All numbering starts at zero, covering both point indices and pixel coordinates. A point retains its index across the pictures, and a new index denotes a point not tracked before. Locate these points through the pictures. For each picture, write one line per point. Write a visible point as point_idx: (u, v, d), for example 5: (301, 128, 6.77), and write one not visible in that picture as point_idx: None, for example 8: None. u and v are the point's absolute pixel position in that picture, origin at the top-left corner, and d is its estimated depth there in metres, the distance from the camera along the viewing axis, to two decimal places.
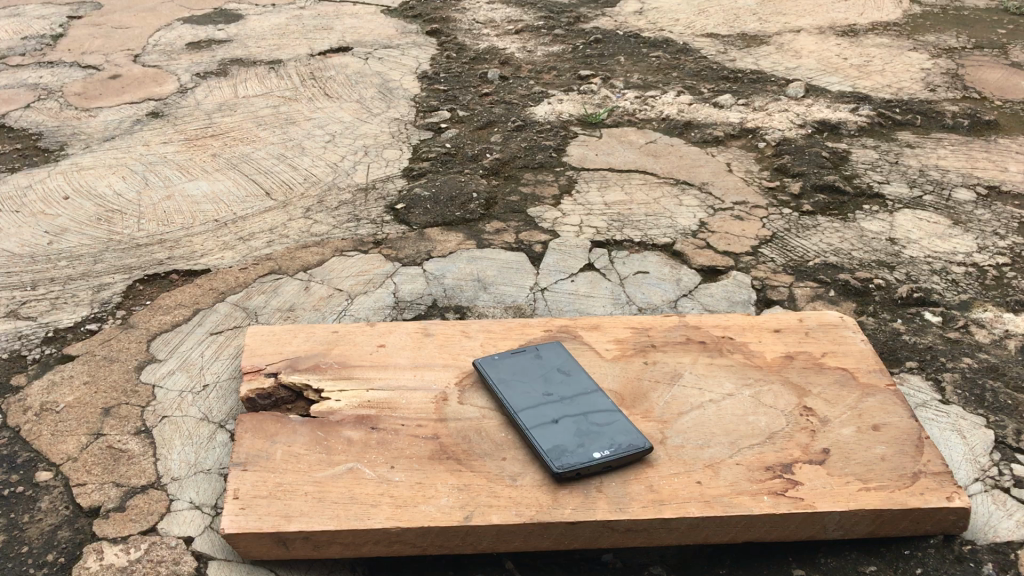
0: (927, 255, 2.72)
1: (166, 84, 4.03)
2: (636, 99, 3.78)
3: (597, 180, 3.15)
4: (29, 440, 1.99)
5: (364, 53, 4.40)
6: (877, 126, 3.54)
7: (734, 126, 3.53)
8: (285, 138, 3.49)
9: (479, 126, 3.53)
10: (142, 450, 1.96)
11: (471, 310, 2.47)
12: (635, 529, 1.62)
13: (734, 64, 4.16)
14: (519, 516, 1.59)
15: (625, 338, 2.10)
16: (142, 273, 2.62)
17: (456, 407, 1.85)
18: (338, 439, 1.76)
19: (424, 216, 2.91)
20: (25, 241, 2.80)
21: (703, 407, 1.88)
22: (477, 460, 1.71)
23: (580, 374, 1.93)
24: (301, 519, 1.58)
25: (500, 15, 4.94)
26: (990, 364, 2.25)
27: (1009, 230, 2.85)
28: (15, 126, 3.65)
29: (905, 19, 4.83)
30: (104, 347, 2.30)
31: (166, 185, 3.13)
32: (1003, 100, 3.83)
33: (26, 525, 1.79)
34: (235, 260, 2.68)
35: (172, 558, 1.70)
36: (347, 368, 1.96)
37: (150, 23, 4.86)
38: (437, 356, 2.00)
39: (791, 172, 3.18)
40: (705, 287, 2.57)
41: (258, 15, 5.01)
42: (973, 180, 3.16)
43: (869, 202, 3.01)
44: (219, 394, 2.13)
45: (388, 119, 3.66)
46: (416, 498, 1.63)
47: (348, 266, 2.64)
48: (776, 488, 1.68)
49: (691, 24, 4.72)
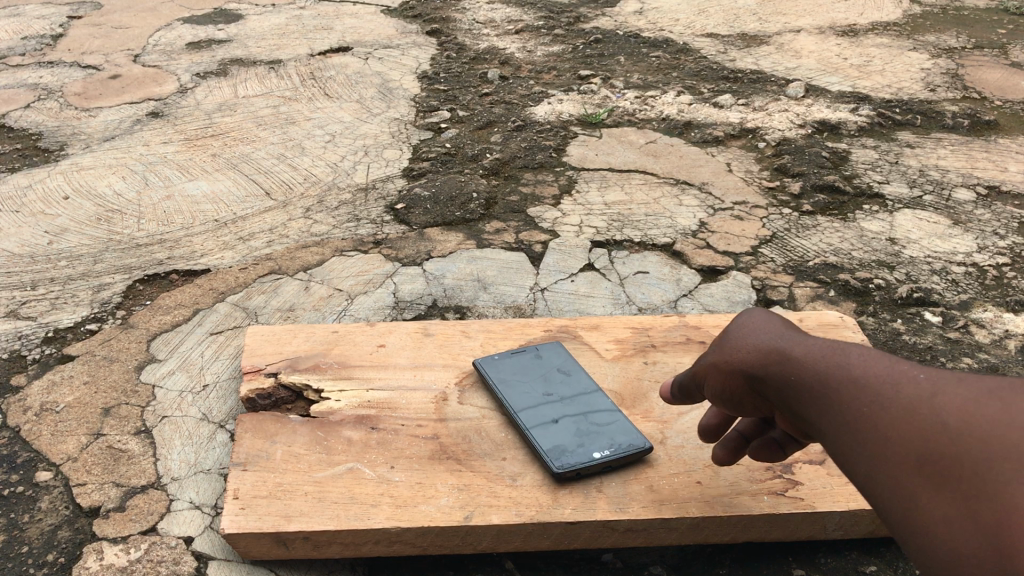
0: (927, 255, 2.72)
1: (166, 84, 4.03)
2: (636, 99, 3.78)
3: (597, 180, 3.15)
4: (28, 440, 1.99)
5: (364, 53, 4.40)
6: (877, 126, 3.54)
7: (733, 126, 3.53)
8: (285, 138, 3.49)
9: (479, 126, 3.53)
10: (142, 450, 1.96)
11: (472, 310, 2.47)
12: (635, 529, 1.63)
13: (734, 64, 4.16)
14: (519, 516, 1.59)
15: (625, 338, 2.10)
16: (143, 273, 2.62)
17: (456, 407, 1.85)
18: (338, 439, 1.76)
19: (424, 216, 2.91)
20: (26, 241, 2.80)
21: (703, 407, 1.88)
22: (477, 460, 1.71)
23: (580, 373, 1.93)
24: (302, 519, 1.58)
25: (501, 15, 4.94)
26: (990, 364, 2.26)
27: (1009, 231, 2.85)
28: (15, 126, 3.64)
29: (906, 19, 4.83)
30: (104, 347, 2.29)
31: (166, 185, 3.13)
32: (1003, 100, 3.83)
33: (26, 525, 1.79)
34: (235, 260, 2.68)
35: (172, 558, 1.70)
36: (347, 368, 1.96)
37: (150, 23, 4.85)
38: (438, 356, 2.00)
39: (790, 172, 3.18)
40: (705, 287, 2.57)
41: (259, 15, 5.00)
42: (973, 180, 3.16)
43: (869, 202, 3.01)
44: (219, 394, 2.13)
45: (388, 119, 3.66)
46: (416, 498, 1.63)
47: (348, 266, 2.64)
48: (776, 488, 1.68)
49: (692, 24, 4.72)
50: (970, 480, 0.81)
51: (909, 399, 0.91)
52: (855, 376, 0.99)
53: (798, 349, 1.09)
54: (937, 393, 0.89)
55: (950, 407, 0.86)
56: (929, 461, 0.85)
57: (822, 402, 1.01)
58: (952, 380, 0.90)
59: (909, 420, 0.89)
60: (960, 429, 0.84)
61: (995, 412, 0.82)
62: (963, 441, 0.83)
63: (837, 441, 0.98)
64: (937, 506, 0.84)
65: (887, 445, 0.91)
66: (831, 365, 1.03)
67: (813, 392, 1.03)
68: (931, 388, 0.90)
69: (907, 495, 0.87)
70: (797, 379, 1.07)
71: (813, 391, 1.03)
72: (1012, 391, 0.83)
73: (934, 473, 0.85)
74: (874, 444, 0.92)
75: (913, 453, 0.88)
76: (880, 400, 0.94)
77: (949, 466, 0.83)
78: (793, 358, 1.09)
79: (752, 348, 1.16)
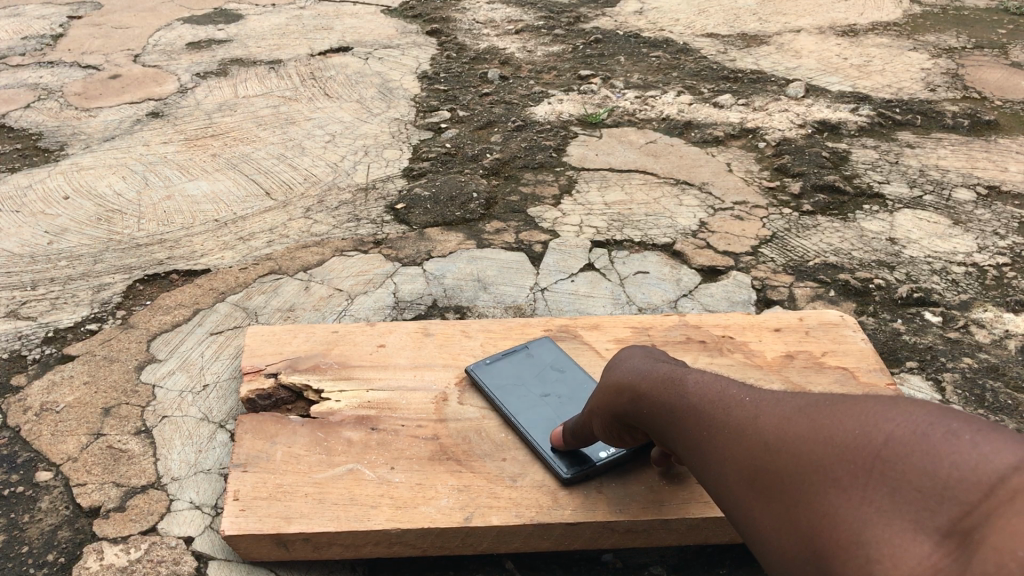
0: (927, 255, 2.72)
1: (166, 84, 4.02)
2: (636, 99, 3.78)
3: (597, 180, 3.15)
4: (28, 440, 1.99)
5: (364, 53, 4.40)
6: (877, 126, 3.54)
7: (733, 126, 3.53)
8: (285, 138, 3.49)
9: (479, 126, 3.53)
10: (142, 450, 1.96)
11: (472, 310, 2.47)
12: (635, 529, 1.63)
13: (734, 64, 4.16)
14: (519, 517, 1.60)
15: (625, 338, 2.10)
16: (143, 273, 2.62)
17: (456, 407, 1.85)
18: (338, 440, 1.76)
19: (424, 216, 2.91)
20: (26, 241, 2.80)
21: None
22: (477, 461, 1.72)
23: (573, 367, 1.93)
24: (302, 521, 1.58)
25: (501, 15, 4.93)
26: (990, 364, 2.26)
27: (1009, 231, 2.85)
28: (16, 126, 3.64)
29: (906, 19, 4.83)
30: (104, 347, 2.29)
31: (167, 185, 3.13)
32: (1003, 100, 3.83)
33: (26, 525, 1.79)
34: (235, 260, 2.68)
35: (172, 558, 1.70)
36: (347, 368, 1.96)
37: (150, 23, 4.85)
38: (437, 356, 2.00)
39: (790, 172, 3.18)
40: (705, 287, 2.57)
41: (259, 15, 5.00)
42: (973, 180, 3.16)
43: (869, 202, 3.01)
44: (219, 394, 2.13)
45: (388, 119, 3.66)
46: (416, 499, 1.63)
47: (348, 266, 2.64)
48: None
49: (692, 24, 4.72)
50: (789, 493, 0.91)
51: (742, 420, 1.02)
52: (701, 408, 1.11)
53: (655, 383, 1.22)
54: (761, 416, 1.00)
55: (769, 427, 0.98)
56: (758, 478, 0.96)
57: (680, 434, 1.13)
58: (773, 401, 1.01)
59: (741, 441, 1.00)
60: (778, 448, 0.95)
61: (803, 428, 0.93)
62: (779, 457, 0.94)
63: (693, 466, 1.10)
64: (770, 520, 0.94)
65: (725, 467, 1.02)
66: (683, 396, 1.15)
67: (671, 422, 1.16)
68: (755, 410, 1.02)
69: (749, 512, 0.98)
70: (655, 409, 1.20)
71: (670, 422, 1.16)
72: (818, 408, 0.94)
73: (764, 489, 0.95)
74: (717, 469, 1.04)
75: (744, 472, 0.98)
76: (718, 426, 1.06)
77: (772, 483, 0.94)
78: (653, 392, 1.21)
79: (622, 383, 1.30)
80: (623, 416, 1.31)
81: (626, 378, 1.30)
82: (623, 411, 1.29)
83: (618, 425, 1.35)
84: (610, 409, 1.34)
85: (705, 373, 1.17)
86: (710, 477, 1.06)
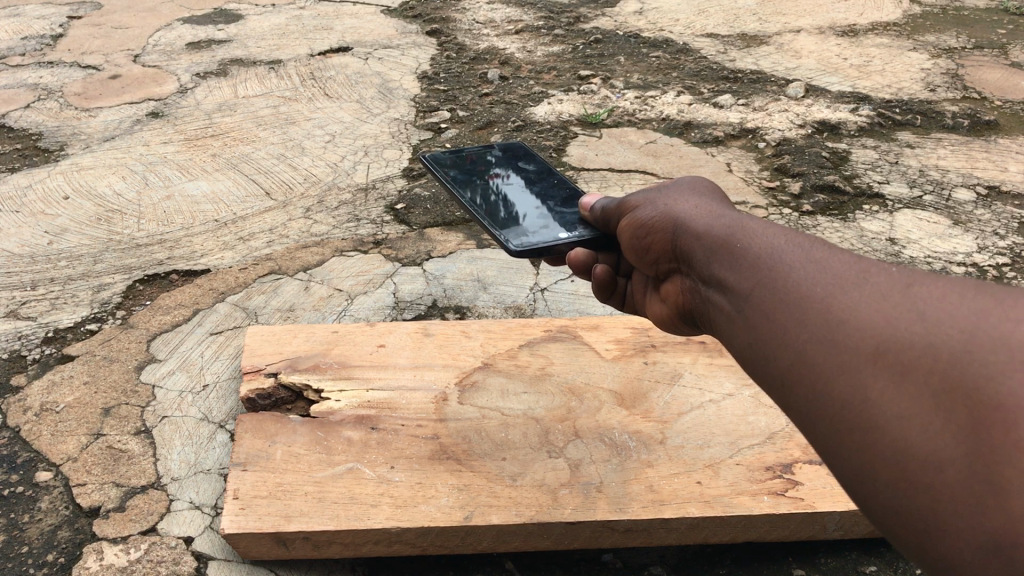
0: (927, 255, 2.72)
1: (166, 84, 4.02)
2: (636, 99, 3.78)
3: (597, 180, 3.14)
4: (28, 440, 1.99)
5: (364, 53, 4.40)
6: (877, 126, 3.54)
7: (733, 126, 3.53)
8: (286, 138, 3.50)
9: (479, 126, 3.53)
10: (142, 450, 1.95)
11: (471, 310, 2.47)
12: (635, 528, 1.63)
13: (734, 64, 4.17)
14: (519, 516, 1.60)
15: (625, 338, 2.08)
16: (142, 273, 2.62)
17: (456, 407, 1.85)
18: (338, 439, 1.76)
19: (424, 216, 2.92)
20: (26, 241, 2.79)
21: (703, 407, 1.87)
22: (477, 460, 1.72)
23: (534, 167, 1.98)
24: (301, 519, 1.58)
25: (501, 15, 4.93)
26: None
27: (1009, 231, 2.85)
28: (15, 126, 3.64)
29: (906, 19, 4.83)
30: (104, 347, 2.29)
31: (166, 185, 3.13)
32: (1002, 100, 3.83)
33: (26, 525, 1.79)
34: (235, 260, 2.68)
35: (172, 558, 1.70)
36: (347, 368, 1.96)
37: (150, 23, 4.85)
38: (437, 356, 2.00)
39: (791, 172, 3.18)
40: None
41: (259, 15, 5.00)
42: (973, 180, 3.16)
43: (869, 202, 3.01)
44: (219, 394, 2.13)
45: (388, 119, 3.66)
46: (416, 498, 1.63)
47: (348, 266, 2.64)
48: (776, 488, 1.69)
49: (692, 24, 4.72)
50: (939, 370, 0.83)
51: (885, 287, 0.93)
52: (820, 271, 1.01)
53: (767, 247, 1.12)
54: (916, 286, 0.91)
55: (925, 301, 0.89)
56: (894, 350, 0.87)
57: (777, 296, 1.04)
58: (926, 275, 0.93)
59: (880, 310, 0.91)
60: (940, 322, 0.86)
61: (984, 306, 0.85)
62: (934, 334, 0.85)
63: (776, 331, 1.01)
64: (892, 397, 0.85)
65: (841, 337, 0.92)
66: (799, 257, 1.06)
67: (768, 285, 1.06)
68: (906, 280, 0.93)
69: (860, 388, 0.88)
70: (752, 279, 1.10)
71: (769, 285, 1.06)
72: (998, 292, 0.86)
73: (895, 363, 0.86)
74: (828, 335, 0.94)
75: (874, 345, 0.89)
76: (843, 294, 0.96)
77: (914, 358, 0.85)
78: (758, 249, 1.13)
79: (707, 231, 1.28)
80: (690, 253, 1.31)
81: (729, 229, 1.24)
82: (700, 248, 1.27)
83: (674, 255, 1.39)
84: (678, 235, 1.37)
85: (825, 240, 1.08)
86: (807, 347, 0.96)
